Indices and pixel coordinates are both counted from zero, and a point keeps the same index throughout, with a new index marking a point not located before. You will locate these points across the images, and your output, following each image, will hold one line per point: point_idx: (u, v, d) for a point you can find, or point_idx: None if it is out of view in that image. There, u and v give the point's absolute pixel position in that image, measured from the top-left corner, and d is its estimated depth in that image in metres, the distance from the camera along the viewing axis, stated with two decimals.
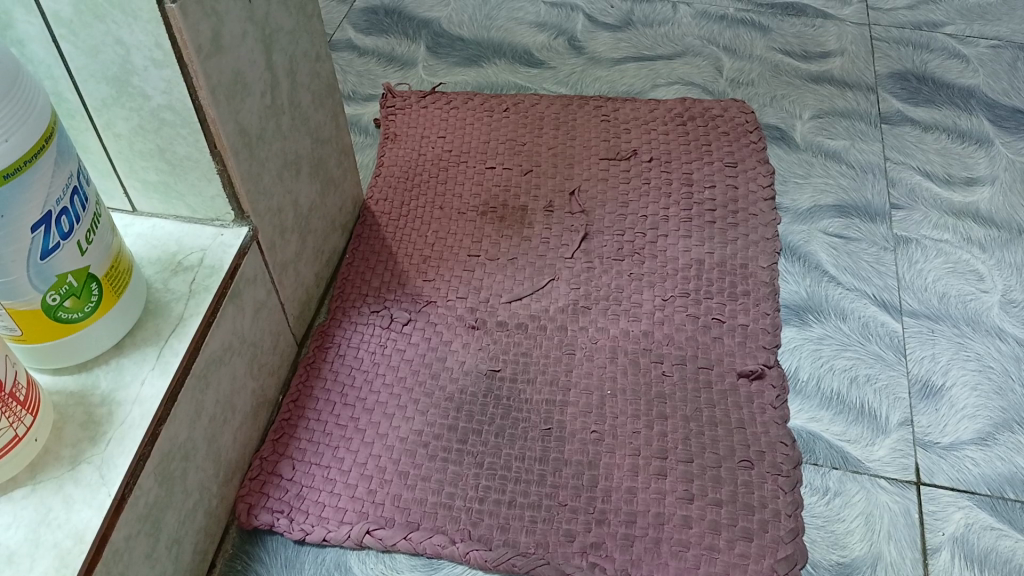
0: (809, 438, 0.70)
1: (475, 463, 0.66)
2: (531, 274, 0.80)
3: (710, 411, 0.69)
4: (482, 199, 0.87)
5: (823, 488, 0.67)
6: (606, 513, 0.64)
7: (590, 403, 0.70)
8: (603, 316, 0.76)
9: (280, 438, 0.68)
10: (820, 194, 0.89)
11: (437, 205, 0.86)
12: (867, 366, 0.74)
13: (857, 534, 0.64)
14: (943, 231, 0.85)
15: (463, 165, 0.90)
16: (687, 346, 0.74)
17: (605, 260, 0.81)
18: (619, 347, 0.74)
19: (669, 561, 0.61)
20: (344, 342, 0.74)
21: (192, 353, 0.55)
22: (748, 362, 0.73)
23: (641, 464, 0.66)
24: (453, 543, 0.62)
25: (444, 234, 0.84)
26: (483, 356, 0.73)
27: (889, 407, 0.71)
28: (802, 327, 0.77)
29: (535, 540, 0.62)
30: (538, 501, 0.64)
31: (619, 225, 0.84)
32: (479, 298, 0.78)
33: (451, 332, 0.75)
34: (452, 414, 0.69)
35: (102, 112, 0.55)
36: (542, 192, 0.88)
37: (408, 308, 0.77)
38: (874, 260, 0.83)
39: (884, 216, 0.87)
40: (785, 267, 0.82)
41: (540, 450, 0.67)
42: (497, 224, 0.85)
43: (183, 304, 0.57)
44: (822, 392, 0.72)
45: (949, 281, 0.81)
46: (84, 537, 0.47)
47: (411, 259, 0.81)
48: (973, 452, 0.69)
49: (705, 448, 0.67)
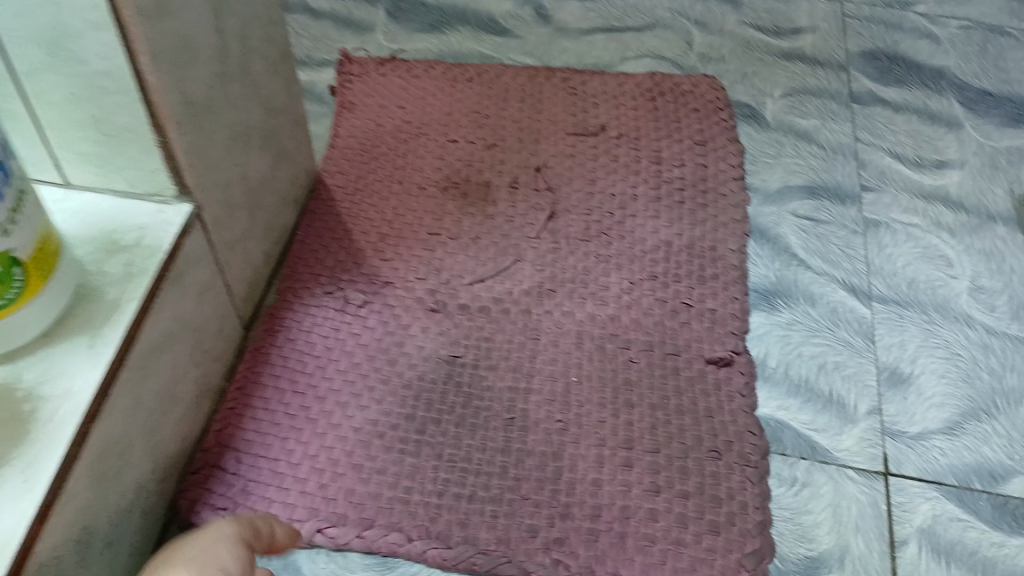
0: (777, 428, 0.68)
1: (435, 455, 0.64)
2: (494, 255, 0.77)
3: (677, 399, 0.68)
4: (443, 173, 0.83)
5: (790, 478, 0.65)
6: (570, 507, 0.62)
7: (555, 391, 0.68)
8: (569, 300, 0.74)
9: (225, 430, 0.65)
10: (790, 175, 0.87)
11: (396, 179, 0.82)
12: (836, 354, 0.73)
13: (825, 526, 0.63)
14: (912, 215, 0.84)
15: (423, 137, 0.86)
16: (654, 331, 0.72)
17: (571, 241, 0.78)
18: (585, 332, 0.72)
19: (634, 557, 0.60)
20: (295, 326, 0.70)
21: (125, 347, 0.52)
22: (716, 349, 0.71)
23: (606, 455, 0.65)
24: (409, 541, 0.60)
25: (404, 210, 0.80)
26: (443, 342, 0.70)
27: (857, 395, 0.70)
28: (770, 312, 0.75)
29: (496, 536, 0.61)
30: (499, 495, 0.63)
31: (586, 204, 0.81)
32: (440, 279, 0.74)
33: (410, 315, 0.72)
34: (409, 403, 0.67)
35: (32, 78, 0.51)
36: (507, 167, 0.84)
37: (363, 290, 0.73)
38: (843, 244, 0.81)
39: (854, 198, 0.85)
40: (753, 249, 0.80)
41: (501, 441, 0.65)
42: (459, 201, 0.81)
43: (119, 290, 0.54)
44: (790, 379, 0.71)
45: (918, 266, 0.80)
46: (6, 547, 0.44)
47: (368, 237, 0.77)
48: (940, 442, 0.68)
49: (672, 438, 0.66)
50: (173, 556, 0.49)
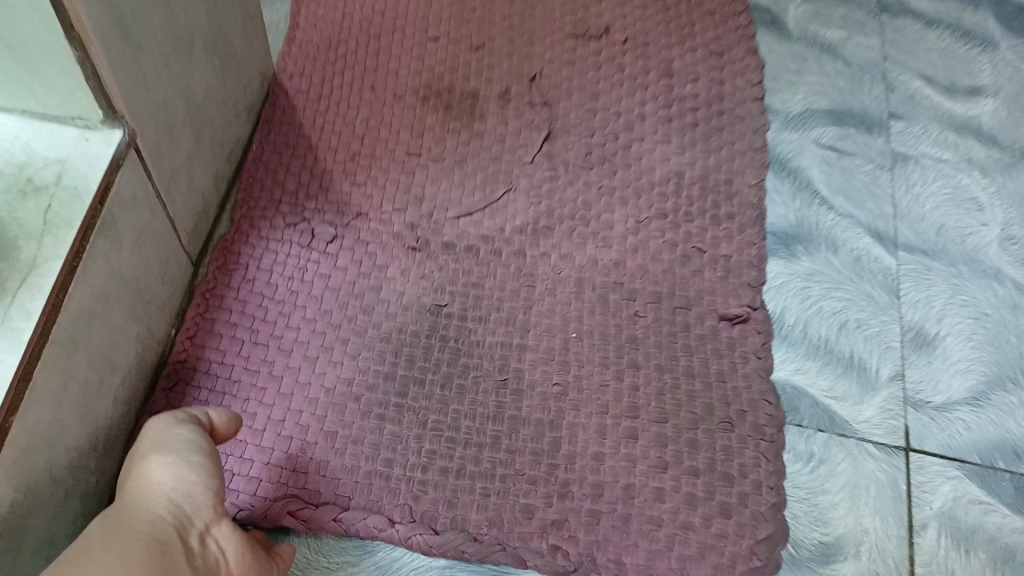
0: (794, 395, 0.62)
1: (417, 423, 0.56)
2: (484, 183, 0.67)
3: (687, 361, 0.61)
4: (423, 79, 0.72)
5: (807, 454, 0.60)
6: (569, 485, 0.55)
7: (553, 349, 0.60)
8: (568, 241, 0.65)
9: (174, 389, 0.55)
10: (813, 96, 0.77)
11: (368, 84, 0.70)
12: (858, 310, 0.66)
13: (842, 508, 0.58)
14: (943, 149, 0.75)
15: (399, 33, 0.74)
16: (663, 281, 0.64)
17: (571, 168, 0.69)
18: (586, 279, 0.63)
19: (639, 543, 0.54)
20: (253, 264, 0.60)
21: (48, 318, 0.42)
22: (731, 303, 0.64)
23: (609, 425, 0.58)
24: (390, 524, 0.53)
25: (377, 123, 0.69)
26: (426, 288, 0.61)
27: (879, 359, 0.64)
28: (790, 260, 0.68)
29: (487, 518, 0.54)
30: (490, 470, 0.55)
31: (588, 123, 0.71)
32: (421, 211, 0.65)
33: (386, 255, 0.62)
34: (388, 359, 0.58)
35: None
36: (496, 74, 0.73)
37: (332, 222, 0.63)
38: (869, 181, 0.73)
39: (881, 127, 0.76)
40: (771, 185, 0.72)
41: (493, 407, 0.58)
42: (441, 114, 0.70)
43: (35, 246, 0.43)
44: (809, 340, 0.64)
45: (947, 210, 0.72)
46: None
47: (336, 155, 0.66)
48: (964, 415, 0.62)
49: (681, 407, 0.59)
50: (138, 456, 0.48)
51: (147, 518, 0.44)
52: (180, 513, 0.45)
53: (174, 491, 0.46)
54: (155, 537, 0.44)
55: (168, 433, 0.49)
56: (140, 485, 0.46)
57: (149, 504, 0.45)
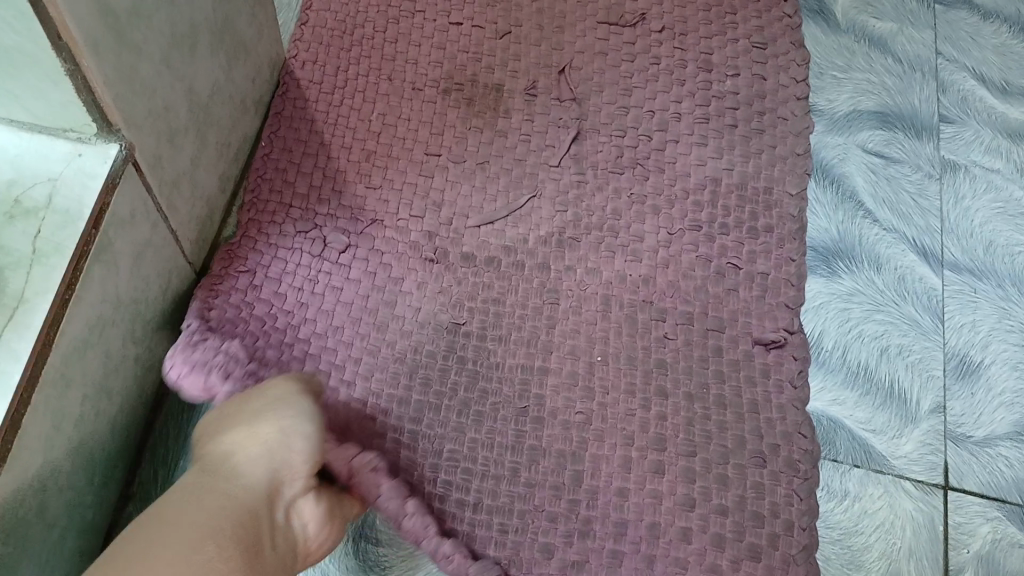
0: (829, 428, 0.59)
1: (432, 452, 0.53)
2: (506, 187, 0.63)
3: (719, 389, 0.57)
4: (444, 70, 0.67)
5: (841, 491, 0.57)
6: (591, 523, 0.53)
7: (576, 373, 0.57)
8: (595, 254, 0.61)
9: None
10: (860, 95, 0.73)
11: (386, 74, 0.66)
12: (901, 335, 0.62)
13: (876, 550, 0.56)
14: (995, 157, 0.71)
15: (419, 17, 0.69)
16: (695, 300, 0.60)
17: (600, 172, 0.64)
18: (613, 297, 0.60)
19: None
20: (260, 272, 0.57)
21: (35, 367, 0.39)
22: (766, 327, 0.59)
23: (635, 458, 0.55)
24: (438, 535, 0.51)
25: (395, 119, 0.65)
26: (443, 304, 0.58)
27: (921, 389, 0.61)
28: (830, 278, 0.64)
29: (506, 556, 0.51)
30: (508, 505, 0.53)
31: (619, 121, 0.66)
32: (439, 218, 0.61)
33: (402, 266, 0.59)
34: (401, 383, 0.55)
35: None
36: (522, 66, 0.68)
37: (345, 229, 0.60)
38: (916, 192, 0.68)
39: (931, 131, 0.71)
40: (813, 195, 0.68)
41: (512, 436, 0.55)
42: (463, 109, 0.66)
43: (24, 278, 0.40)
44: (847, 367, 0.61)
45: (998, 225, 0.68)
46: None
47: (350, 154, 0.63)
48: (1007, 451, 0.59)
49: (710, 439, 0.56)
50: (254, 410, 0.46)
51: (250, 474, 0.42)
52: (277, 474, 0.44)
53: (281, 454, 0.44)
54: (255, 494, 0.42)
55: (284, 398, 0.47)
56: (246, 443, 0.44)
57: (256, 459, 0.43)
